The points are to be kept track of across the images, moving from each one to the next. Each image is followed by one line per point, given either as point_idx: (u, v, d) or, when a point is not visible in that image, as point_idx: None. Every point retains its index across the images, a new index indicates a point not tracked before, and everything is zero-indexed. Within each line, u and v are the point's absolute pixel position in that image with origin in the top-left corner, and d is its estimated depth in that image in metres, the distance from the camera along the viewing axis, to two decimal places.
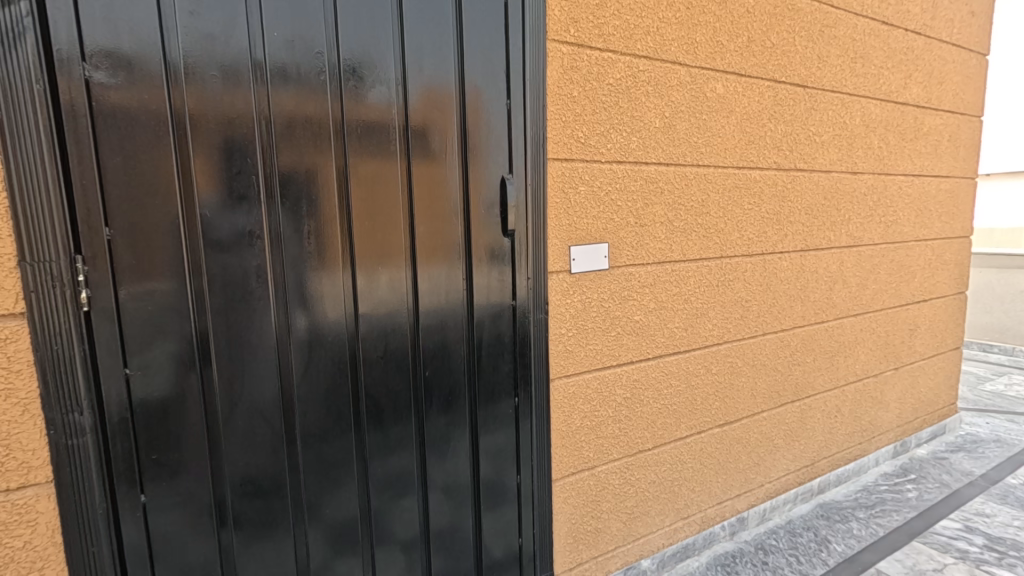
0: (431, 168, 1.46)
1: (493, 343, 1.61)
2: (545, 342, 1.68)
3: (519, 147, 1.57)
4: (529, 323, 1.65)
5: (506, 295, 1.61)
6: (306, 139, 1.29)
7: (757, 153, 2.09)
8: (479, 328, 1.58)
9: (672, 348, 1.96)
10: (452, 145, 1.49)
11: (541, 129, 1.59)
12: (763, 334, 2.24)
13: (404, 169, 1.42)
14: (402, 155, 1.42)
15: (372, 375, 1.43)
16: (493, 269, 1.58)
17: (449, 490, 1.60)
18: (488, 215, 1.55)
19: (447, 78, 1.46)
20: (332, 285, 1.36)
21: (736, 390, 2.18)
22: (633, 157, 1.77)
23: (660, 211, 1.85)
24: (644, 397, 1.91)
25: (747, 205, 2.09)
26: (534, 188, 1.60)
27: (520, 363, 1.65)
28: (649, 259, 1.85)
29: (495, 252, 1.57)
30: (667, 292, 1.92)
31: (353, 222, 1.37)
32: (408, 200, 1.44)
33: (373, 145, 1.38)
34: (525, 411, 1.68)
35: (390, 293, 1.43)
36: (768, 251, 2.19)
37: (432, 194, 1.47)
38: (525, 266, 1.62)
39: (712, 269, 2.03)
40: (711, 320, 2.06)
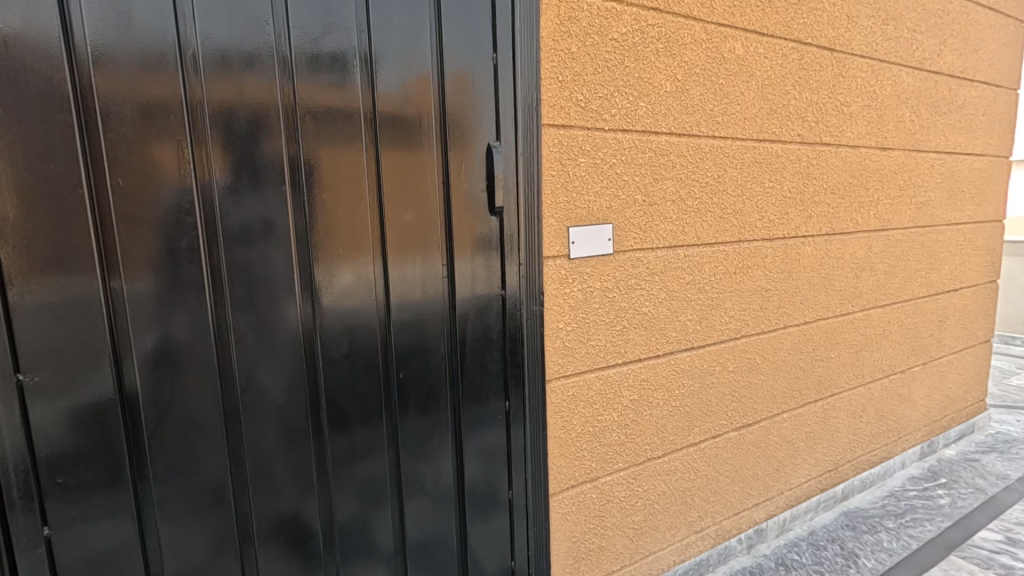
0: (404, 140, 1.22)
1: (479, 334, 1.38)
2: (540, 335, 1.46)
3: (509, 115, 1.33)
4: (520, 311, 1.42)
5: (496, 283, 1.39)
6: (249, 130, 1.07)
7: (780, 124, 1.86)
8: (462, 316, 1.36)
9: (684, 344, 1.74)
10: (431, 111, 1.25)
11: (534, 94, 1.36)
12: (784, 328, 2.02)
13: (370, 140, 1.19)
14: (368, 121, 1.18)
15: (335, 376, 1.22)
16: (478, 256, 1.35)
17: (431, 497, 1.38)
18: (474, 192, 1.32)
19: (423, 43, 1.21)
20: (285, 275, 1.14)
21: (756, 389, 1.96)
22: (641, 125, 1.54)
23: (671, 188, 1.62)
24: (653, 399, 1.69)
25: (768, 182, 1.86)
26: (528, 160, 1.37)
27: (512, 355, 1.43)
28: (659, 242, 1.63)
29: (481, 237, 1.34)
30: (679, 280, 1.70)
31: (310, 198, 1.14)
32: (378, 178, 1.20)
33: (333, 133, 1.15)
34: (517, 408, 1.46)
35: (358, 284, 1.22)
36: (790, 235, 1.97)
37: (406, 171, 1.23)
38: (517, 249, 1.39)
39: (729, 255, 1.81)
40: (728, 312, 1.84)
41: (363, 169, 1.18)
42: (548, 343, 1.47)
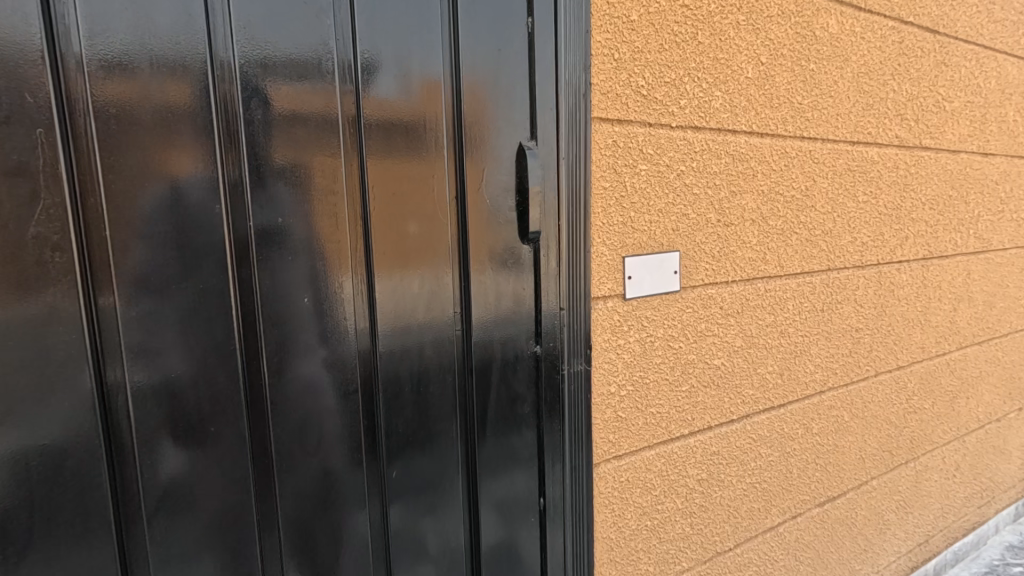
0: (401, 141, 0.84)
1: (504, 351, 0.97)
2: (586, 384, 1.06)
3: (548, 108, 0.96)
4: (559, 325, 1.02)
5: (528, 325, 0.99)
6: (164, 138, 0.67)
7: (877, 123, 1.48)
8: (480, 326, 0.94)
9: (763, 403, 1.35)
10: (438, 100, 0.87)
11: (580, 79, 0.99)
12: (875, 376, 1.63)
13: (350, 139, 0.80)
14: (347, 111, 0.80)
15: (293, 430, 0.79)
16: (505, 284, 0.96)
17: (435, 565, 0.94)
18: (498, 206, 0.93)
19: (431, 16, 0.84)
20: (218, 346, 0.73)
21: (843, 454, 1.57)
22: (717, 121, 1.17)
23: (750, 204, 1.25)
24: (725, 477, 1.30)
25: (862, 196, 1.48)
26: (572, 165, 0.99)
27: (547, 379, 1.02)
28: (735, 274, 1.25)
29: (510, 269, 0.96)
30: (758, 322, 1.31)
31: (259, 223, 0.74)
32: (364, 195, 0.81)
33: (297, 136, 0.76)
34: (554, 450, 1.04)
35: (331, 330, 0.81)
36: (885, 260, 1.58)
37: (405, 182, 0.84)
38: (554, 277, 1.01)
39: (817, 288, 1.42)
40: (813, 360, 1.45)
41: (342, 181, 0.79)
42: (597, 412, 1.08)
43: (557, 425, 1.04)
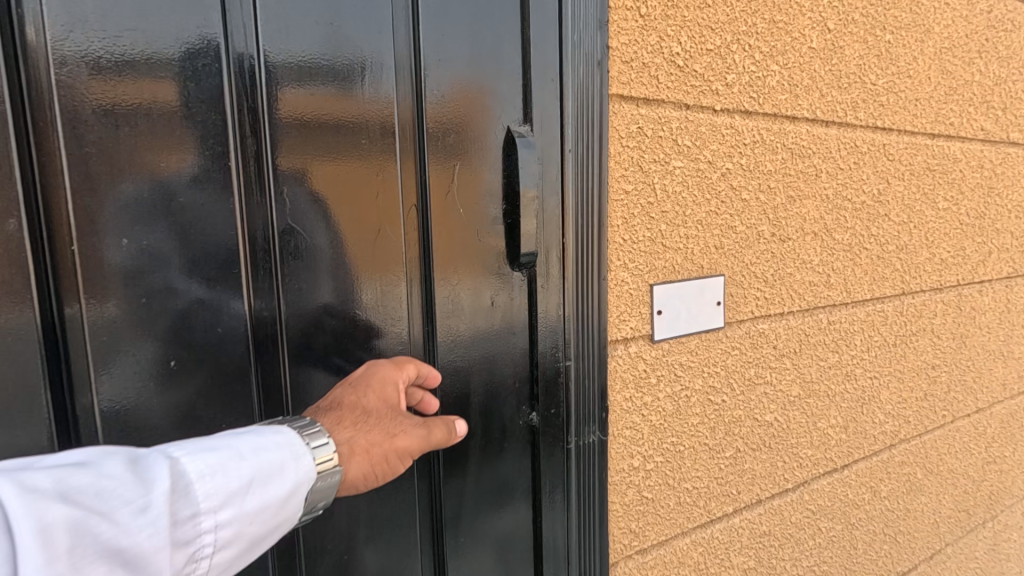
0: (328, 131, 0.57)
1: (492, 403, 0.70)
2: (604, 451, 0.78)
3: (549, 89, 0.69)
4: (568, 367, 0.74)
5: (521, 377, 0.72)
6: None
7: (961, 112, 1.19)
8: (456, 369, 0.67)
9: (823, 466, 1.06)
10: (387, 73, 0.60)
11: (598, 49, 0.71)
12: (951, 422, 1.33)
13: (249, 128, 0.54)
14: (243, 87, 0.53)
15: None
16: (486, 322, 0.69)
17: None
18: (477, 219, 0.66)
19: None
20: (18, 443, 0.47)
21: (914, 518, 1.27)
22: (772, 105, 0.89)
23: (812, 212, 0.97)
24: (776, 563, 1.02)
25: (941, 202, 1.19)
26: (583, 167, 0.71)
27: (552, 441, 0.75)
28: (792, 303, 0.96)
29: (493, 302, 0.69)
30: (819, 364, 1.03)
31: (94, 256, 0.49)
32: (268, 211, 0.55)
33: (157, 118, 0.50)
34: (563, 532, 0.77)
35: (217, 399, 0.55)
36: (966, 281, 1.29)
37: (334, 192, 0.58)
38: (559, 310, 0.73)
39: (888, 317, 1.13)
40: (882, 406, 1.16)
41: (232, 191, 0.54)
42: (615, 495, 0.80)
43: (565, 500, 0.76)
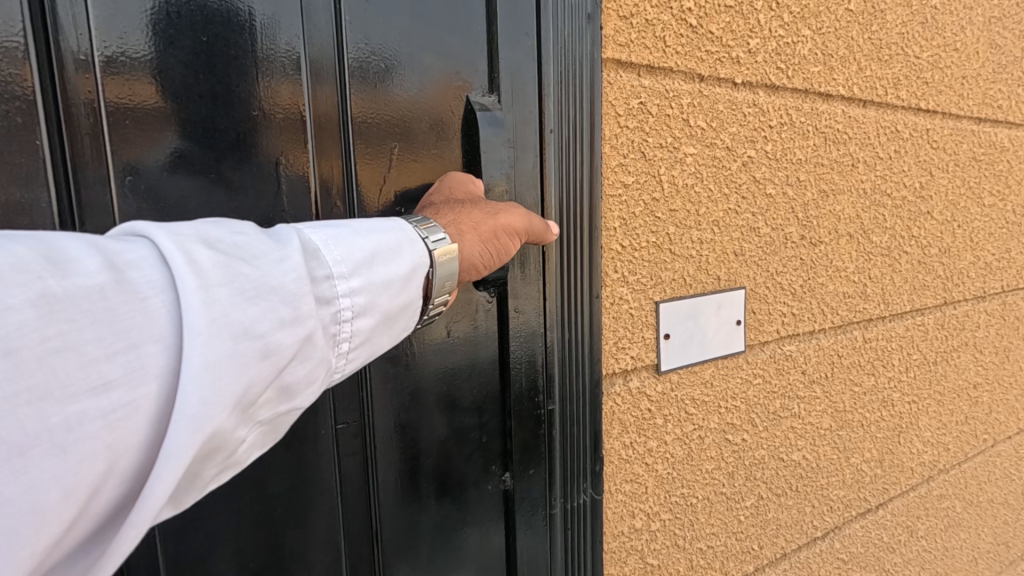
0: (201, 97, 0.41)
1: (449, 467, 0.54)
2: (599, 514, 0.62)
3: (525, 52, 0.53)
4: (547, 413, 0.58)
5: (492, 424, 0.56)
6: None
7: (1010, 93, 1.03)
8: (397, 431, 0.51)
9: (856, 508, 0.91)
10: (293, 20, 0.43)
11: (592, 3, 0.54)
12: (992, 447, 1.18)
13: (78, 91, 0.38)
14: (65, 30, 0.37)
15: None
16: (441, 359, 0.52)
17: None
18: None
19: None
20: None
21: (952, 557, 1.12)
22: (803, 79, 0.73)
23: (847, 210, 0.81)
24: None
25: (987, 197, 1.03)
26: (568, 156, 0.55)
27: (535, 500, 0.59)
28: (823, 320, 0.80)
29: (450, 332, 0.52)
30: (853, 390, 0.87)
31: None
32: (107, 210, 0.39)
33: None
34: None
35: None
36: (1011, 287, 1.13)
37: (213, 188, 0.42)
38: (537, 342, 0.57)
39: (928, 331, 0.98)
40: (921, 434, 1.00)
41: (46, 182, 0.37)
42: (613, 565, 0.64)
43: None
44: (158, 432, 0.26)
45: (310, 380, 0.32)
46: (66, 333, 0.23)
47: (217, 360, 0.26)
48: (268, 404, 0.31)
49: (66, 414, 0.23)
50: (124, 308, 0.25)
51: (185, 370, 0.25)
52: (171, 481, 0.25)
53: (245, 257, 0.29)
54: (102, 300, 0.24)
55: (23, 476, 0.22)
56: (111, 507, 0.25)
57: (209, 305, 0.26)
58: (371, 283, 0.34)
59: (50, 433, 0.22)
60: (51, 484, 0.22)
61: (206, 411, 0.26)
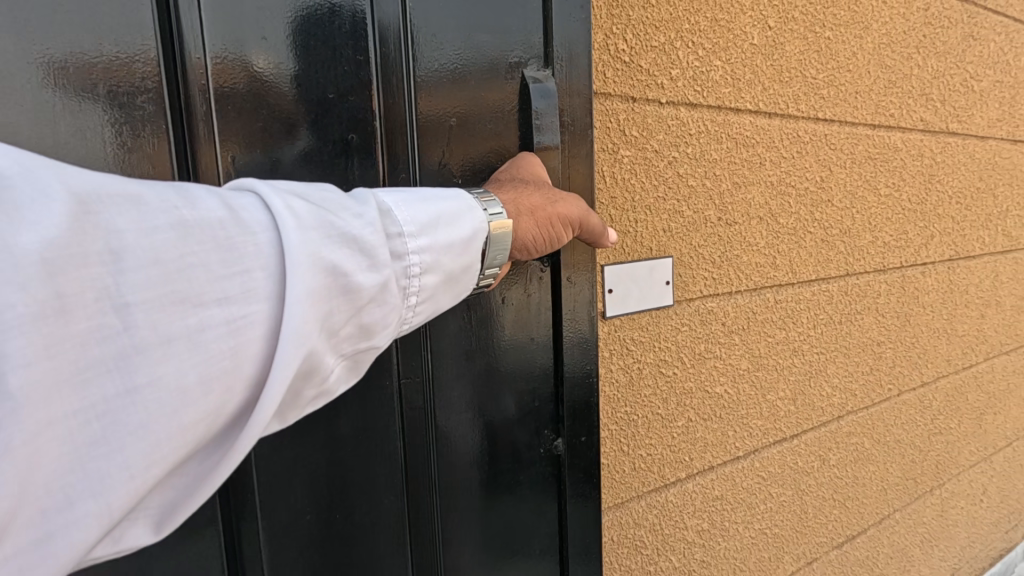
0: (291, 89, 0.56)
1: (493, 401, 0.73)
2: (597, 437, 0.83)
3: (534, 49, 0.68)
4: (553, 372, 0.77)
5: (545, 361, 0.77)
6: None
7: (899, 104, 1.27)
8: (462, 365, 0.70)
9: (772, 436, 1.14)
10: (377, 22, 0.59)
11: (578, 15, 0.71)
12: (898, 396, 1.42)
13: (197, 88, 0.52)
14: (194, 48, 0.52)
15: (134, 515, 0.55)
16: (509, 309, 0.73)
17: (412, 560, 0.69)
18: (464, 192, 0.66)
19: None
20: None
21: (863, 485, 1.36)
22: (716, 98, 0.95)
23: (758, 198, 1.04)
24: (730, 525, 1.09)
25: (883, 188, 1.27)
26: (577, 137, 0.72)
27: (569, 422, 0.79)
28: (739, 283, 1.03)
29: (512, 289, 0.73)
30: (767, 340, 1.10)
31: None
32: (213, 178, 0.54)
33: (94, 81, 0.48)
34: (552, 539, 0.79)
35: None
36: (909, 262, 1.37)
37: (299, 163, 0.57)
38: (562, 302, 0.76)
39: (833, 296, 1.22)
40: (830, 380, 1.24)
41: (170, 156, 0.52)
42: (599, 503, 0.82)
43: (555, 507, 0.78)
44: (268, 335, 0.38)
45: (381, 321, 0.45)
46: (205, 256, 0.35)
47: (311, 288, 0.38)
48: (351, 335, 0.43)
49: (200, 316, 0.35)
50: (242, 243, 0.37)
51: (287, 291, 0.38)
52: (284, 380, 0.37)
53: (329, 213, 0.42)
54: (229, 236, 0.37)
55: (183, 354, 0.34)
56: (243, 402, 0.37)
57: (301, 244, 0.38)
58: (429, 242, 0.47)
59: (196, 326, 0.35)
60: (203, 362, 0.35)
61: (304, 330, 0.38)
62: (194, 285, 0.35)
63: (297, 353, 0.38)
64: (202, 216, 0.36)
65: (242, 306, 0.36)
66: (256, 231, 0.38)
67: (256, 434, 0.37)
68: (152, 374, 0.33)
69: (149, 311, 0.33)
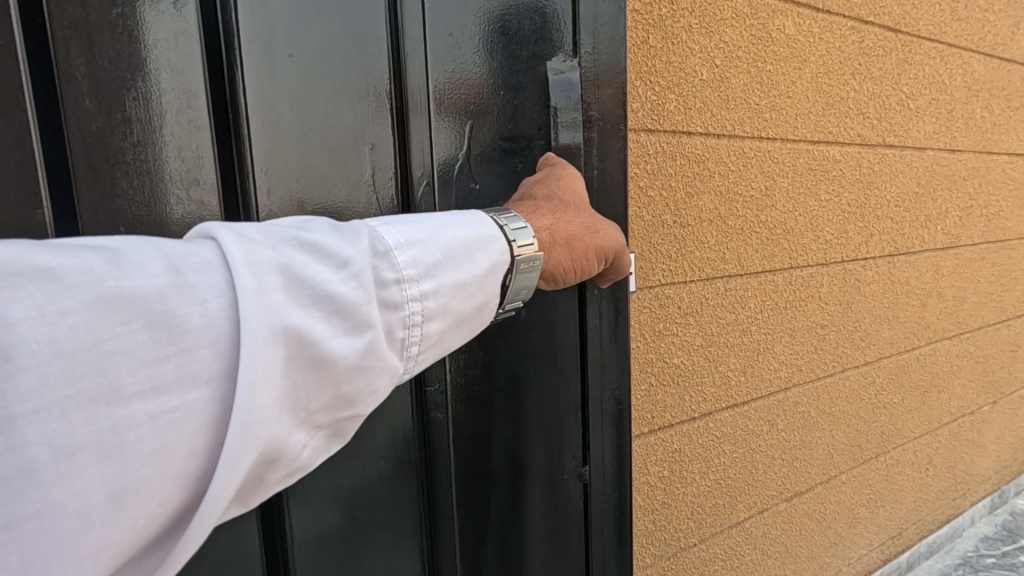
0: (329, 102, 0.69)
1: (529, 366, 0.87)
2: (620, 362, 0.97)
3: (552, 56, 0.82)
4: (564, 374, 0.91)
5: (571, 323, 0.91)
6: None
7: (836, 122, 1.50)
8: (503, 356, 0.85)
9: (725, 401, 1.37)
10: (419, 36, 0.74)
11: (585, 34, 0.84)
12: (842, 372, 1.65)
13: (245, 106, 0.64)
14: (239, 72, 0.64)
15: None
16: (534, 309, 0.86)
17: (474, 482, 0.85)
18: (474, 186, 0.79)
19: None
20: None
21: (810, 448, 1.59)
22: (671, 124, 1.18)
23: (709, 204, 1.27)
24: (688, 474, 1.33)
25: (824, 194, 1.50)
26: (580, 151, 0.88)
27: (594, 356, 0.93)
28: (693, 274, 1.26)
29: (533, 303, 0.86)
30: (718, 321, 1.33)
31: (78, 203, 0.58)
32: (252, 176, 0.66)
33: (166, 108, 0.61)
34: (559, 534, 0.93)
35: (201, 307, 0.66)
36: (850, 257, 1.60)
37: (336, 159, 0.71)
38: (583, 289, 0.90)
39: (779, 286, 1.44)
40: (778, 357, 1.47)
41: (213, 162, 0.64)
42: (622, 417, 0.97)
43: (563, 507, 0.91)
44: (215, 412, 0.41)
45: (351, 389, 0.49)
46: (133, 345, 0.38)
47: (270, 362, 0.43)
48: (316, 405, 0.47)
49: (116, 416, 0.37)
50: (188, 321, 0.40)
51: (239, 370, 0.41)
52: (230, 469, 0.41)
53: (292, 281, 0.46)
54: (167, 315, 0.40)
55: (96, 462, 0.36)
56: (182, 498, 0.40)
57: (256, 316, 0.42)
58: (412, 299, 0.53)
59: (111, 429, 0.37)
60: (125, 462, 0.37)
61: (254, 415, 0.42)
62: (114, 378, 0.37)
63: (253, 432, 0.41)
64: (133, 291, 0.39)
65: (178, 392, 0.39)
66: (204, 301, 0.41)
67: (209, 518, 0.41)
68: (56, 483, 0.34)
69: (48, 417, 0.34)
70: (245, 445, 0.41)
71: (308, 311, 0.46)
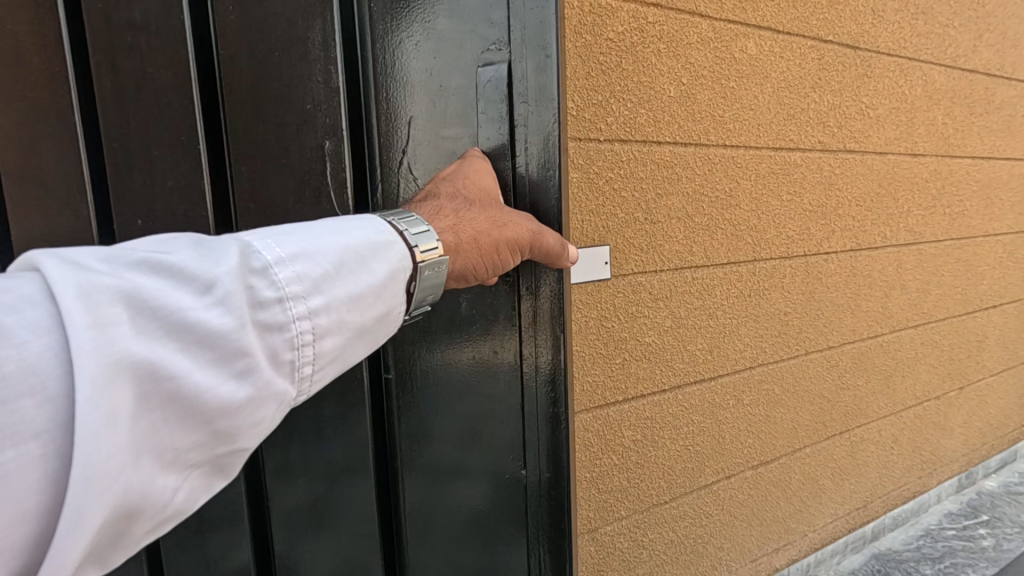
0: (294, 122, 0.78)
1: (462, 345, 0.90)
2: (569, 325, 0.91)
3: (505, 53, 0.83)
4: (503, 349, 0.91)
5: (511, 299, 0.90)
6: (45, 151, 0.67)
7: (797, 131, 1.68)
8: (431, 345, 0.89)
9: (692, 376, 1.56)
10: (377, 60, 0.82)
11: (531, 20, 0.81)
12: (805, 354, 1.83)
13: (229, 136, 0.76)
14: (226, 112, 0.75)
15: None
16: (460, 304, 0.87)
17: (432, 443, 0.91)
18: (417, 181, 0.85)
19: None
20: None
21: (775, 423, 1.78)
22: (642, 135, 1.38)
23: (676, 204, 1.46)
24: (659, 439, 1.52)
25: (786, 194, 1.69)
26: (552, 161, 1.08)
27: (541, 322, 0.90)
28: (662, 264, 1.46)
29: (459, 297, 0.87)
30: (686, 306, 1.52)
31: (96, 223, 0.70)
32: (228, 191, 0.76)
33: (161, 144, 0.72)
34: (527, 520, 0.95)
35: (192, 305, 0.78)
36: (812, 251, 1.78)
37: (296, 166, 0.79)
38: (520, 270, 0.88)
39: (744, 276, 1.63)
40: (743, 339, 1.66)
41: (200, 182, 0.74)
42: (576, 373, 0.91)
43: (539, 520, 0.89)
44: (57, 462, 0.39)
45: (223, 426, 0.47)
46: None
47: (113, 410, 0.41)
48: (186, 447, 0.45)
49: None
50: (16, 374, 0.38)
51: (79, 421, 0.39)
52: (80, 525, 0.39)
53: (144, 318, 0.44)
54: None
55: None
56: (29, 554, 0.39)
57: (97, 362, 0.40)
58: (293, 324, 0.51)
59: None
60: None
61: (102, 467, 0.40)
62: None
63: (102, 484, 0.40)
64: None
65: (12, 449, 0.38)
66: (34, 347, 0.40)
67: None
68: None
69: None
70: (95, 499, 0.39)
71: (171, 340, 0.45)
